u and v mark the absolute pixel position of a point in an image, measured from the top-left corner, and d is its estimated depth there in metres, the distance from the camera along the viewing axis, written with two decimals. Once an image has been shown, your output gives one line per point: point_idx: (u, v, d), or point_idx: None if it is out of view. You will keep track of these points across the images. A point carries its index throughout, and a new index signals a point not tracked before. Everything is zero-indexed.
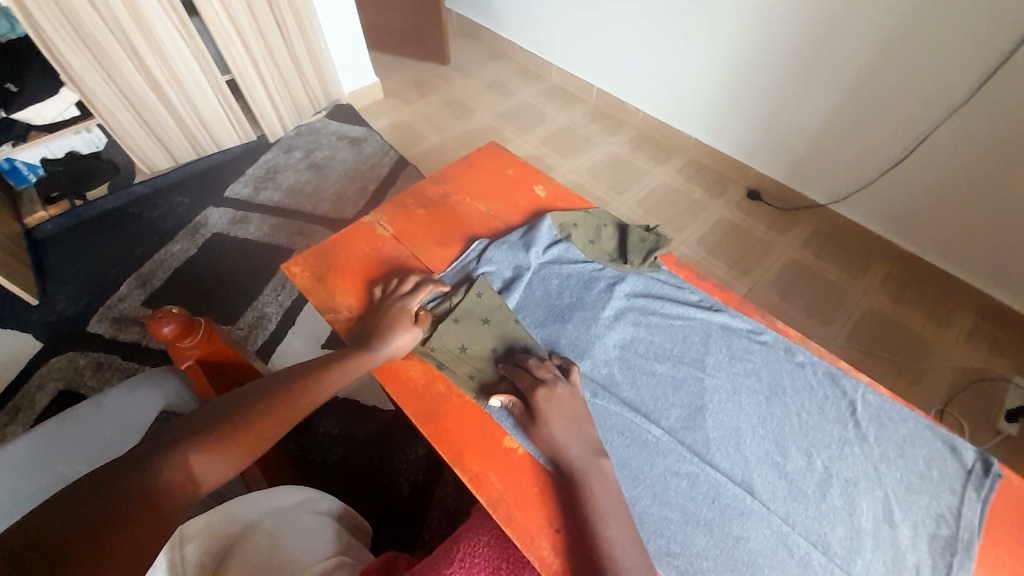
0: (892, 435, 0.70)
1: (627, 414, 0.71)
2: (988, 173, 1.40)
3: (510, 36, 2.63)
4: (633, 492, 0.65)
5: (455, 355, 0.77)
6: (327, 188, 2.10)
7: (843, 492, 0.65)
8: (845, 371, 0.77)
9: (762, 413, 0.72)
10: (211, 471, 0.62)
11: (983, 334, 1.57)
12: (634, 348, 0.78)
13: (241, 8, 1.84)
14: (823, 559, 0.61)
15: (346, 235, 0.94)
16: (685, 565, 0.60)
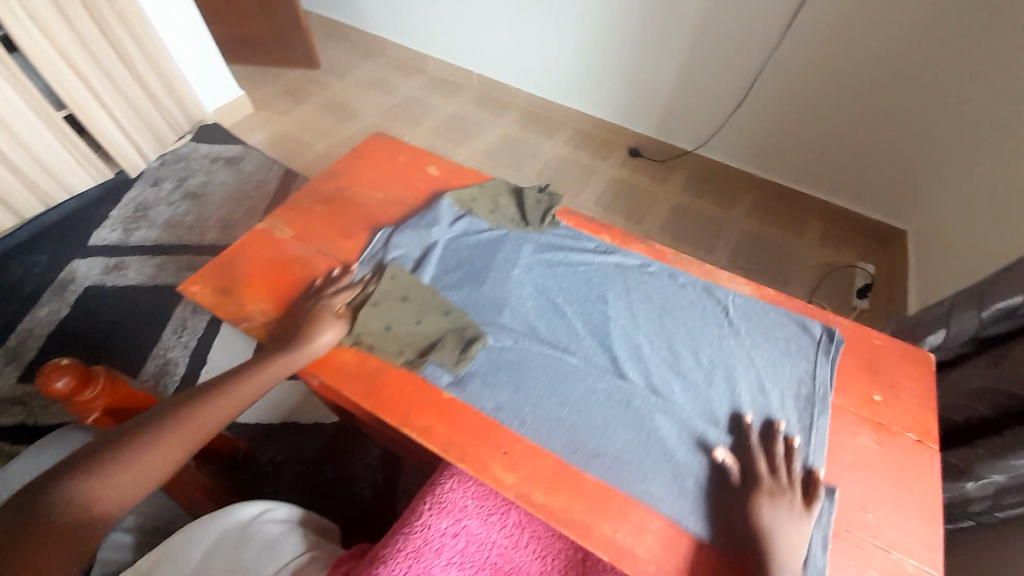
0: (763, 320, 0.82)
1: (547, 350, 0.78)
2: (804, 98, 1.70)
3: (378, 30, 2.59)
4: (561, 414, 0.72)
5: (382, 335, 0.79)
6: (211, 214, 1.96)
7: (725, 375, 0.75)
8: (718, 284, 0.88)
9: (656, 328, 0.81)
10: (127, 490, 0.63)
11: (831, 234, 1.89)
12: (546, 296, 0.85)
13: (68, 35, 1.65)
14: (716, 431, 0.70)
15: (243, 245, 0.91)
16: (612, 463, 0.68)
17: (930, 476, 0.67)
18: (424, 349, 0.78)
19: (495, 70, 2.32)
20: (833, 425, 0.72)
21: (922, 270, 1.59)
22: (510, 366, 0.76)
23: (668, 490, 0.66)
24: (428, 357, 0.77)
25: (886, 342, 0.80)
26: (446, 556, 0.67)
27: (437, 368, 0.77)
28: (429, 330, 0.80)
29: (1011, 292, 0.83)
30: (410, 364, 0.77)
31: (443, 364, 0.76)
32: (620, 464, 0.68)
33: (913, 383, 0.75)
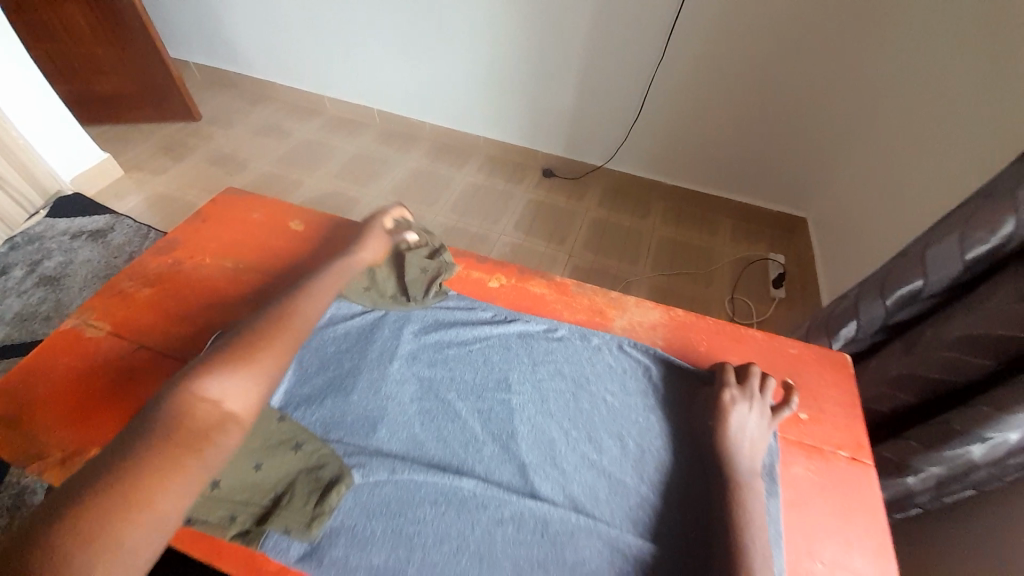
0: (692, 382, 0.69)
1: (434, 476, 0.58)
2: (698, 100, 1.73)
3: (264, 75, 2.40)
4: (457, 569, 0.52)
5: (205, 497, 0.55)
6: (72, 299, 1.67)
7: (657, 465, 0.61)
8: (637, 337, 0.75)
9: (571, 412, 0.65)
10: (235, 380, 0.56)
11: (743, 230, 1.93)
12: (433, 393, 0.66)
13: None
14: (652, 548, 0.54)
15: (37, 356, 0.71)
16: None
17: (871, 501, 0.60)
18: (265, 509, 0.55)
19: (395, 104, 2.22)
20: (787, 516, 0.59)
21: (830, 254, 1.65)
22: (385, 514, 0.55)
23: None
24: (268, 524, 0.54)
25: (800, 348, 0.74)
26: None
27: (282, 538, 0.53)
28: (273, 477, 0.57)
29: (913, 277, 0.81)
30: (242, 538, 0.53)
31: (291, 528, 0.53)
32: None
33: (835, 391, 0.70)
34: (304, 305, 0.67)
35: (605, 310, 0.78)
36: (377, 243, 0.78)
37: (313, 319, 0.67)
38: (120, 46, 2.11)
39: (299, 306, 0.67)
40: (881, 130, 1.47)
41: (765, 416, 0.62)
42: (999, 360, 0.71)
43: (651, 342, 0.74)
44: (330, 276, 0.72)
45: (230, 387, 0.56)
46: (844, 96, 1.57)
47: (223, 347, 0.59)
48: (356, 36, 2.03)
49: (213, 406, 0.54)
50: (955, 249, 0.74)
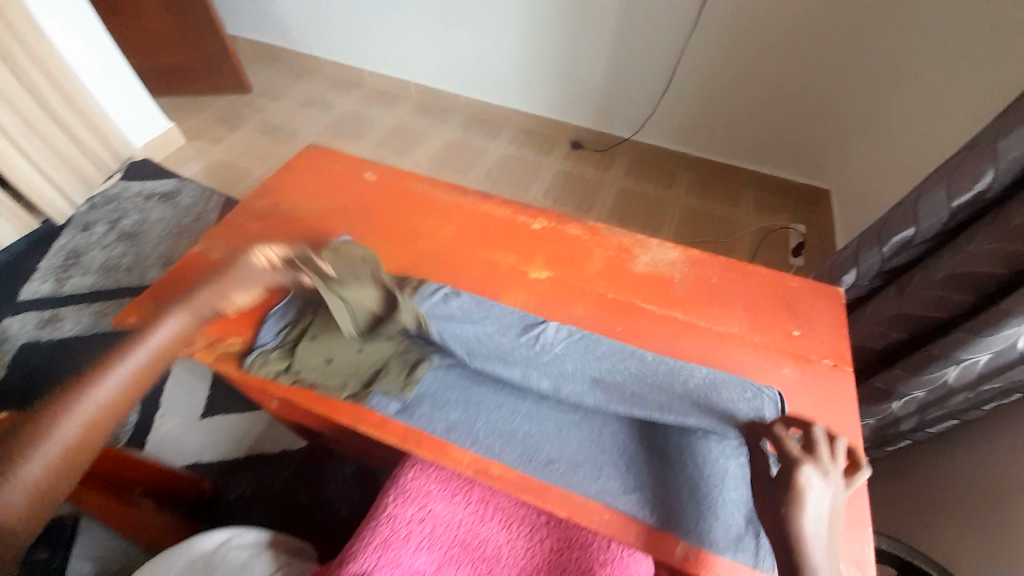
0: (704, 304, 0.82)
1: (493, 361, 0.74)
2: (726, 71, 1.79)
3: (309, 49, 2.55)
4: (512, 425, 0.68)
5: (324, 369, 0.74)
6: (149, 253, 1.85)
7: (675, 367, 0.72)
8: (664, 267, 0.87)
9: (603, 323, 0.80)
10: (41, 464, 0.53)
11: (763, 201, 2.01)
12: (490, 306, 0.82)
13: None
14: (666, 421, 0.67)
15: (178, 271, 0.90)
16: (565, 466, 0.65)
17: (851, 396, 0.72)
18: (365, 383, 0.73)
19: (432, 78, 2.34)
20: None
21: (849, 222, 1.71)
22: (462, 385, 0.72)
23: (618, 485, 0.63)
24: (373, 387, 0.72)
25: (799, 283, 0.85)
26: (415, 542, 0.65)
27: (383, 398, 0.72)
28: (372, 358, 0.75)
29: (906, 226, 0.92)
30: (354, 398, 0.72)
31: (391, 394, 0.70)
32: (574, 467, 0.65)
33: (828, 317, 0.81)
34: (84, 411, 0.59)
35: (631, 249, 0.91)
36: (195, 315, 0.74)
37: (112, 415, 0.61)
38: (181, 22, 2.28)
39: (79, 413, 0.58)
40: (908, 100, 1.51)
41: (841, 488, 0.56)
42: (977, 294, 0.82)
43: (670, 275, 0.86)
44: (129, 367, 0.65)
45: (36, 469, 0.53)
46: (869, 66, 1.61)
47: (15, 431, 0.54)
48: (397, 13, 2.15)
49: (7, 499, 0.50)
50: (944, 199, 0.85)
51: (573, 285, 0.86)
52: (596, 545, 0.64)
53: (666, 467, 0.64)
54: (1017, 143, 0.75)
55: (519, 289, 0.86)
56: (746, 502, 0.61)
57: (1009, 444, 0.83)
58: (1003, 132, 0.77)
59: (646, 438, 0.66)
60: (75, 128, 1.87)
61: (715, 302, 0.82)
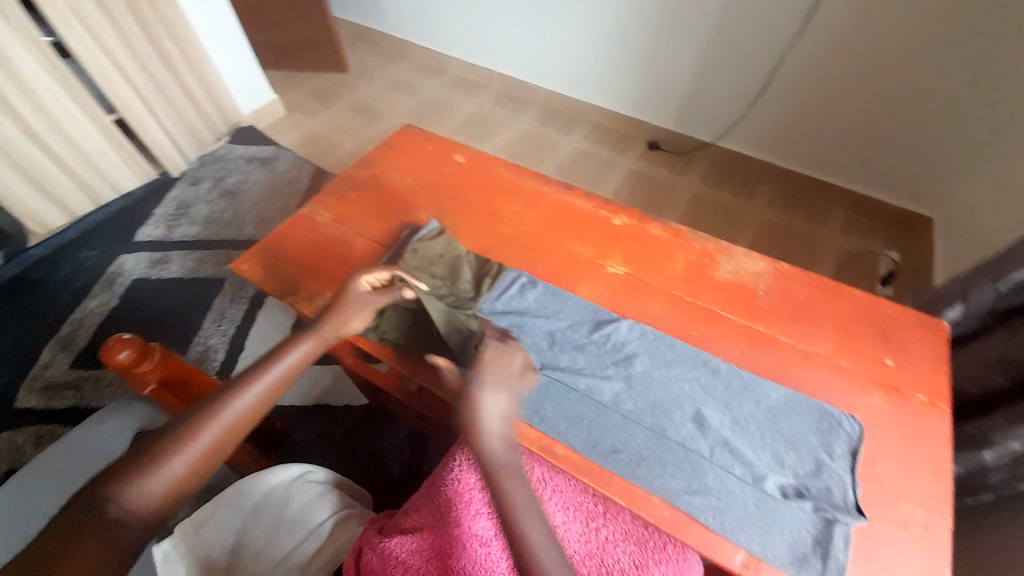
0: (790, 321, 0.79)
1: (565, 348, 0.77)
2: (832, 80, 1.66)
3: (402, 34, 2.64)
4: (580, 409, 0.70)
5: None
6: (246, 211, 1.97)
7: (751, 381, 0.71)
8: (748, 276, 0.85)
9: (679, 326, 0.79)
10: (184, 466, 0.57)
11: (853, 222, 1.85)
12: (565, 297, 0.84)
13: (123, 50, 1.72)
14: (738, 433, 0.66)
15: (285, 229, 1.00)
16: (630, 457, 0.66)
17: (936, 433, 0.68)
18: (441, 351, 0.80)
19: (516, 69, 2.35)
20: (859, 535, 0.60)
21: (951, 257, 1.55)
22: (533, 365, 0.75)
23: (682, 485, 0.63)
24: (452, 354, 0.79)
25: (897, 310, 0.80)
26: (476, 507, 0.71)
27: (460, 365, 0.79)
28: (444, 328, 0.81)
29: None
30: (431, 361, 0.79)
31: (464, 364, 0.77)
32: (638, 460, 0.66)
33: (925, 350, 0.76)
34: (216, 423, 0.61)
35: (714, 255, 0.89)
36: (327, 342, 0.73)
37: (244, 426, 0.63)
38: (293, 0, 2.44)
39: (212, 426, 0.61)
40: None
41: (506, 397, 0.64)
42: None
43: (754, 286, 0.84)
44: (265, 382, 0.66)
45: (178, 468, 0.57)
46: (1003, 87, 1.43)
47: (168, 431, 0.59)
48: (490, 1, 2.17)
49: (150, 496, 0.54)
50: None
51: (650, 284, 0.86)
52: (652, 543, 0.63)
53: (733, 476, 0.63)
54: None
55: (595, 280, 0.87)
56: (814, 524, 0.60)
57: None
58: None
59: (714, 443, 0.65)
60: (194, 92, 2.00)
61: (801, 319, 0.79)
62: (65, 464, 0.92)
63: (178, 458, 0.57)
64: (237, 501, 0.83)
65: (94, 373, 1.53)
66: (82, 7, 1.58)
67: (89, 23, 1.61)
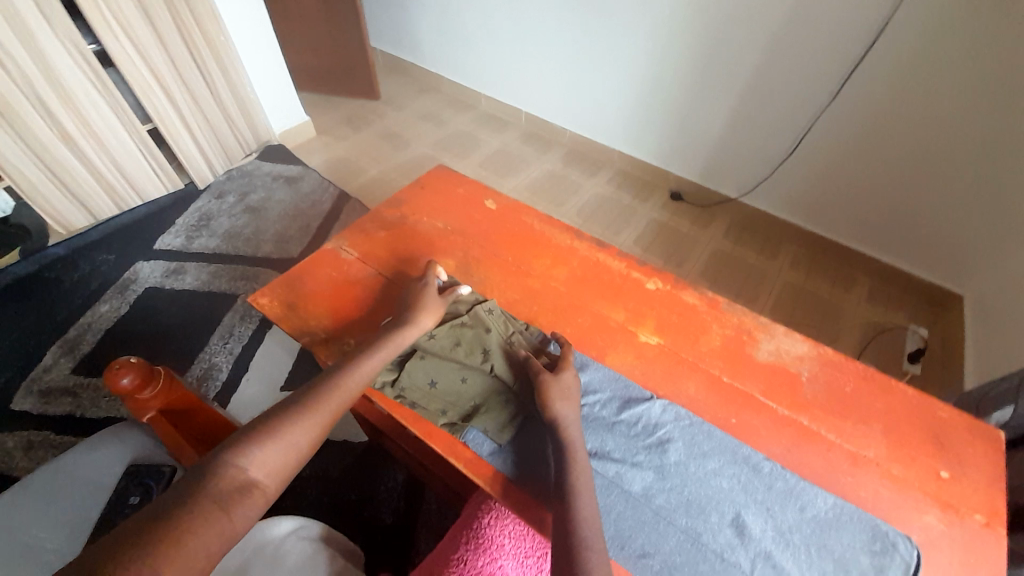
0: (835, 417, 0.73)
1: (594, 430, 0.71)
2: (865, 151, 1.61)
3: (434, 67, 2.65)
4: (607, 500, 0.65)
5: (427, 390, 0.80)
6: (267, 229, 1.95)
7: (795, 485, 0.65)
8: (790, 362, 0.80)
9: (715, 411, 0.74)
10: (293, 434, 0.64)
11: (881, 293, 1.78)
12: (594, 370, 0.79)
13: (163, 58, 1.74)
14: (780, 545, 0.61)
15: (310, 263, 0.98)
16: (660, 564, 0.60)
17: (997, 565, 0.61)
18: (469, 413, 0.78)
19: (545, 110, 2.34)
20: None
21: (984, 356, 1.42)
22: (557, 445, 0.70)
23: None
24: (471, 422, 0.76)
25: (952, 414, 0.74)
26: None
27: (479, 434, 0.76)
28: (471, 392, 0.79)
29: None
30: (451, 427, 0.76)
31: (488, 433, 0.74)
32: (670, 569, 0.60)
33: (982, 462, 0.69)
34: (301, 428, 0.65)
35: (752, 331, 0.84)
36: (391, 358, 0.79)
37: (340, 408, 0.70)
38: (331, 26, 2.44)
39: (298, 426, 0.65)
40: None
41: (572, 392, 0.73)
42: None
43: (797, 371, 0.79)
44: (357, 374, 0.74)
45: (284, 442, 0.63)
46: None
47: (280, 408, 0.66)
48: (525, 44, 2.18)
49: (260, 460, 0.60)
50: None
51: (684, 358, 0.81)
52: None
53: None
54: None
55: (626, 350, 0.83)
56: None
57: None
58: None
59: (753, 554, 0.60)
60: (229, 107, 2.01)
61: (849, 416, 0.73)
62: (48, 492, 0.87)
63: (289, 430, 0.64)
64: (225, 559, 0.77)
65: (94, 381, 1.50)
66: (132, 24, 1.63)
67: (137, 38, 1.66)
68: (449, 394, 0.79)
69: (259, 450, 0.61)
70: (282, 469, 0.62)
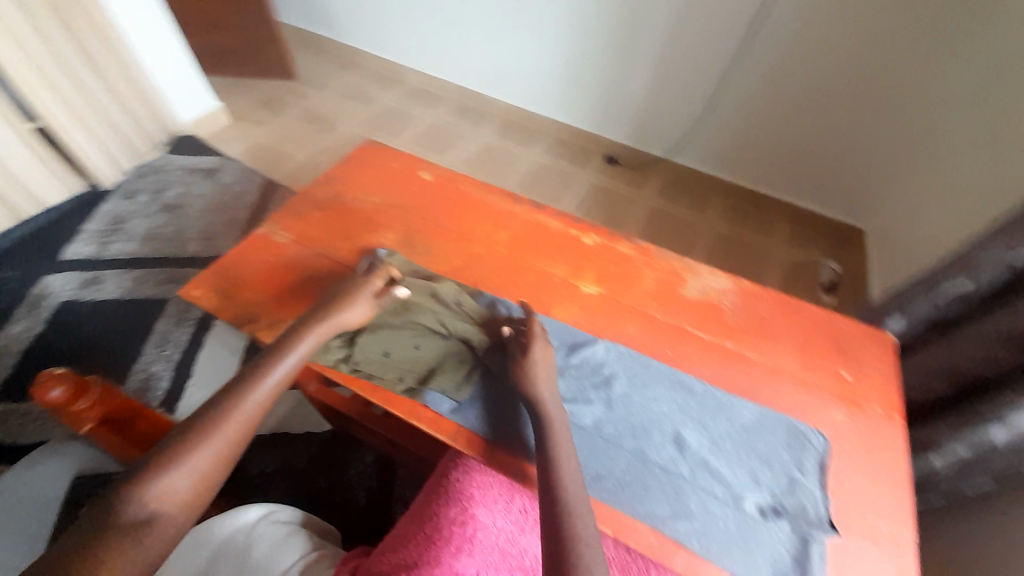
0: (753, 337, 0.82)
1: None
2: (774, 101, 1.74)
3: (354, 42, 2.51)
4: None
5: (381, 361, 0.80)
6: (190, 226, 1.82)
7: (722, 399, 0.74)
8: (714, 297, 0.88)
9: (653, 347, 0.81)
10: (208, 454, 0.60)
11: (800, 235, 1.94)
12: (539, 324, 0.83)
13: (40, 43, 1.53)
14: (715, 453, 0.69)
15: (242, 250, 0.94)
16: (614, 483, 0.66)
17: (894, 445, 0.72)
18: (426, 374, 0.80)
19: (475, 82, 2.30)
20: (834, 555, 0.62)
21: (887, 279, 1.60)
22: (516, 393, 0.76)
23: (666, 507, 0.64)
24: (429, 384, 0.78)
25: (850, 324, 0.85)
26: (457, 543, 0.68)
27: (438, 394, 0.78)
28: (426, 357, 0.81)
29: (959, 277, 0.89)
30: (409, 392, 0.78)
31: (446, 391, 0.77)
32: (622, 486, 0.66)
33: (874, 359, 0.81)
34: (216, 444, 0.60)
35: (681, 273, 0.91)
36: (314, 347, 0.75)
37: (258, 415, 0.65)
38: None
39: (213, 443, 0.60)
40: (946, 159, 1.47)
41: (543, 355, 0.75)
42: None
43: (721, 303, 0.87)
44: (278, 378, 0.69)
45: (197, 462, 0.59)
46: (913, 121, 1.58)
47: (193, 426, 0.61)
48: (446, 12, 2.12)
49: (173, 486, 0.56)
50: (999, 256, 0.83)
51: (623, 303, 0.87)
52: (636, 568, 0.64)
53: (710, 496, 0.65)
54: None
55: (571, 301, 0.87)
56: (790, 540, 0.63)
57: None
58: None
59: (693, 463, 0.68)
60: (127, 97, 1.82)
61: (766, 335, 0.83)
62: None
63: (203, 451, 0.60)
64: (190, 557, 0.75)
65: (15, 409, 1.36)
66: None
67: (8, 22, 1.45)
68: (406, 361, 0.81)
69: (169, 476, 0.57)
70: (195, 490, 0.58)
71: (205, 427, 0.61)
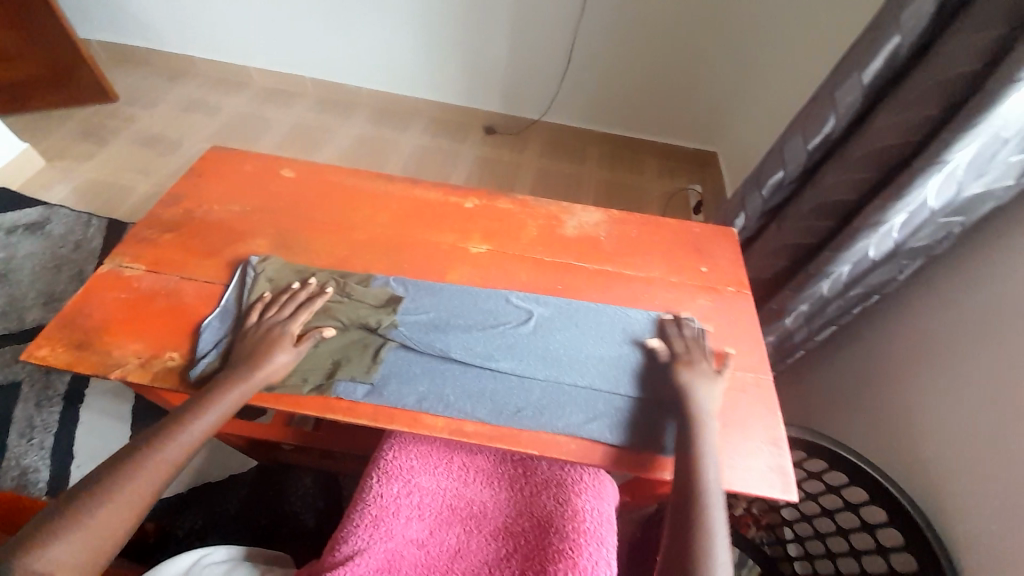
0: (627, 257, 0.92)
1: (461, 335, 0.79)
2: (616, 45, 1.90)
3: (180, 48, 2.23)
4: (478, 382, 0.75)
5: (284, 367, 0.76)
6: (25, 292, 1.55)
7: (611, 314, 0.83)
8: (588, 230, 0.95)
9: (544, 286, 0.87)
10: (98, 526, 0.58)
11: (668, 168, 2.14)
12: (441, 291, 0.85)
13: None
14: (613, 362, 0.77)
15: (85, 296, 0.83)
16: (530, 410, 0.72)
17: (750, 312, 0.85)
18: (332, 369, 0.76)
19: (331, 73, 2.18)
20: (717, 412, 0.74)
21: None
22: (426, 359, 0.77)
23: (581, 418, 0.72)
24: (336, 376, 0.75)
25: (702, 228, 0.97)
26: (405, 514, 0.71)
27: (349, 383, 0.75)
28: (328, 351, 0.78)
29: (777, 170, 1.07)
30: (317, 389, 0.74)
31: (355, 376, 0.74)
32: (540, 410, 0.72)
33: (723, 250, 0.94)
34: (111, 512, 0.59)
35: (559, 215, 0.98)
36: (230, 409, 0.70)
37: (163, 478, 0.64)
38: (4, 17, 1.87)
39: (105, 511, 0.59)
40: (763, 74, 1.74)
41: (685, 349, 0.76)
42: (837, 221, 0.98)
43: (597, 234, 0.95)
44: (187, 437, 0.67)
45: (87, 533, 0.57)
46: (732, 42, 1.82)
47: (85, 494, 0.60)
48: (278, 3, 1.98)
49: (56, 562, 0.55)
50: (801, 143, 1.01)
51: (510, 253, 0.92)
52: (572, 479, 0.75)
53: (611, 399, 0.73)
54: (849, 94, 0.92)
55: (463, 263, 0.90)
56: None
57: (916, 385, 0.91)
58: (858, 66, 0.89)
59: (599, 375, 0.76)
60: None
61: (638, 253, 0.92)
62: None
63: (94, 520, 0.58)
64: None
65: None
66: None
67: None
68: (309, 360, 0.77)
69: (53, 548, 0.55)
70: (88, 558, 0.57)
71: (97, 492, 0.60)
